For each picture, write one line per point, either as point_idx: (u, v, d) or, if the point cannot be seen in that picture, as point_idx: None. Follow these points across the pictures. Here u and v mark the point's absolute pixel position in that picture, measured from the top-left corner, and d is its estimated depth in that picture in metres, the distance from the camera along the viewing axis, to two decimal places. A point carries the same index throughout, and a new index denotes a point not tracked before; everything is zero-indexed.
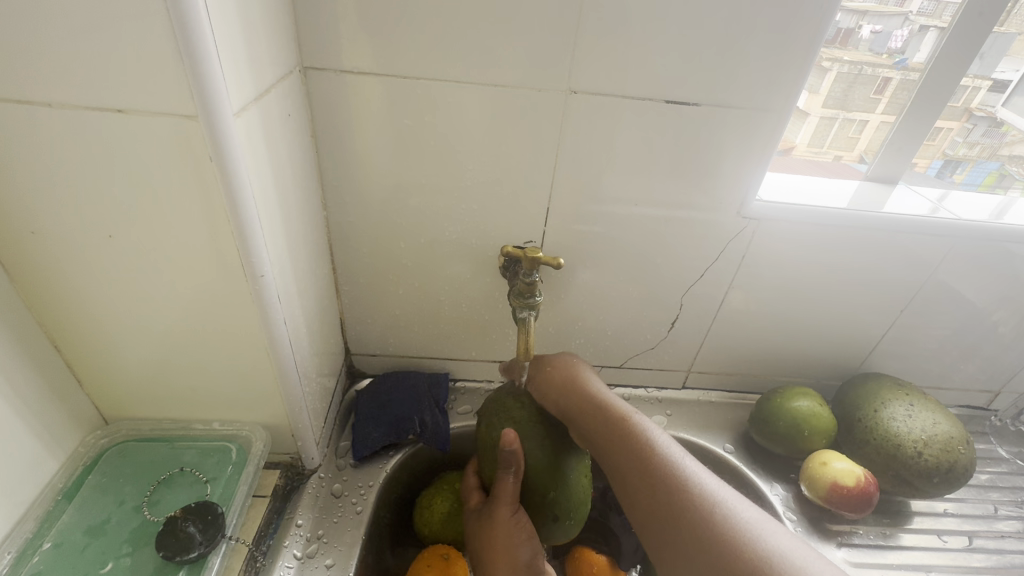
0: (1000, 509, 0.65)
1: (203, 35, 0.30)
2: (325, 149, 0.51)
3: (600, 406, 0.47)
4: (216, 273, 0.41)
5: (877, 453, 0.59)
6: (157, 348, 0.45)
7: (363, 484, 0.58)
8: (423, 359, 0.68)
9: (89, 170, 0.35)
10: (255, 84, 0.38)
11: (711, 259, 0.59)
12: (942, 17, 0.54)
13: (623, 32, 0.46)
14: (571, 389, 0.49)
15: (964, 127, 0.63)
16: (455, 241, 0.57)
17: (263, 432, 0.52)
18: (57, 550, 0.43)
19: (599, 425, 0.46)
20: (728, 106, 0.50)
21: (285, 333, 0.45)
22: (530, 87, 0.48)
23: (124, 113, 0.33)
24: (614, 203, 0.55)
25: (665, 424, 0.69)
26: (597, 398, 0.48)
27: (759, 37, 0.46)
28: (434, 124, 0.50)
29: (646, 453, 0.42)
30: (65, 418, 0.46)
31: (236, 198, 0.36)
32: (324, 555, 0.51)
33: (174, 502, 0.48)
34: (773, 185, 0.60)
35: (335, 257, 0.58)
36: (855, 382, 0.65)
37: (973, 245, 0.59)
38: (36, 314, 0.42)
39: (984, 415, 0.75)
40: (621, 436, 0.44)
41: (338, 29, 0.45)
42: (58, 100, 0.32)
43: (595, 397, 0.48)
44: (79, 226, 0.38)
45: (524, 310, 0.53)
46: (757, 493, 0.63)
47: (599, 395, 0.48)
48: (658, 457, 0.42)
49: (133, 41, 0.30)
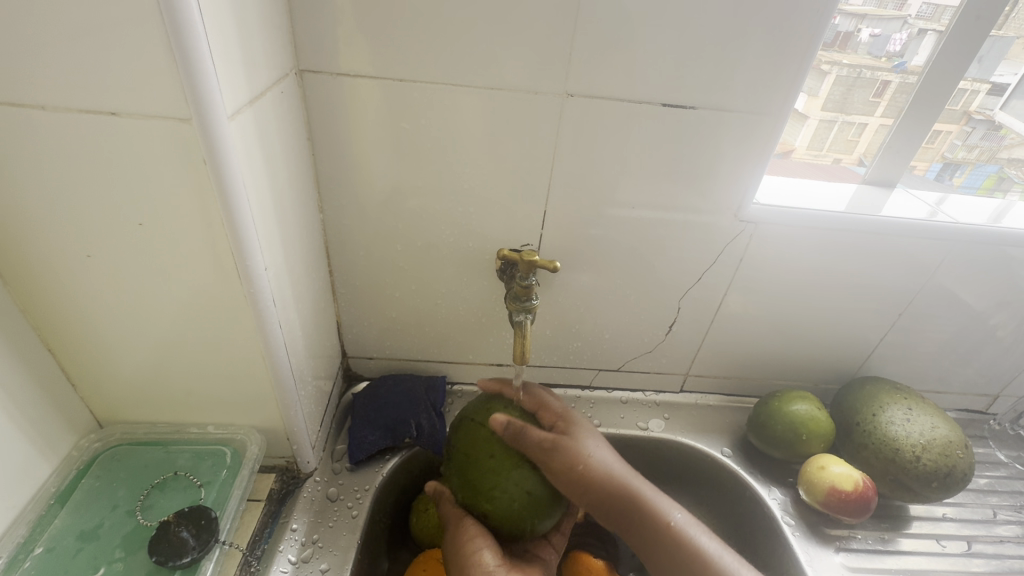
0: (998, 513, 0.65)
1: (195, 37, 0.30)
2: (320, 152, 0.51)
3: (648, 513, 0.49)
4: (211, 277, 0.40)
5: (875, 457, 0.59)
6: (151, 351, 0.45)
7: (358, 488, 0.57)
8: (420, 362, 0.68)
9: (85, 173, 0.35)
10: (250, 87, 0.37)
11: (709, 262, 0.59)
12: (941, 20, 0.55)
13: (620, 35, 0.46)
14: (606, 494, 0.49)
15: (963, 130, 0.63)
16: (452, 244, 0.57)
17: (259, 436, 0.52)
18: (48, 555, 0.43)
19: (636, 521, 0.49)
20: (725, 109, 0.50)
21: (280, 337, 0.45)
22: (527, 90, 0.48)
23: (117, 116, 0.33)
24: (611, 207, 0.55)
25: (663, 427, 0.69)
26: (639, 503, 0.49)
27: (757, 41, 0.46)
28: (430, 127, 0.50)
29: (690, 556, 0.47)
30: (58, 421, 0.46)
31: (229, 200, 0.36)
32: (319, 560, 0.51)
33: (168, 506, 0.48)
34: (770, 188, 0.60)
35: (331, 260, 0.58)
36: (853, 386, 0.65)
37: (971, 250, 0.59)
38: (28, 316, 0.42)
39: (984, 419, 0.75)
40: (670, 541, 0.48)
41: (334, 32, 0.45)
42: (50, 102, 0.32)
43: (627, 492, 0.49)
44: (71, 229, 0.38)
45: (521, 313, 0.53)
46: (755, 497, 0.63)
47: (638, 494, 0.49)
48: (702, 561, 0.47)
49: (126, 43, 0.30)
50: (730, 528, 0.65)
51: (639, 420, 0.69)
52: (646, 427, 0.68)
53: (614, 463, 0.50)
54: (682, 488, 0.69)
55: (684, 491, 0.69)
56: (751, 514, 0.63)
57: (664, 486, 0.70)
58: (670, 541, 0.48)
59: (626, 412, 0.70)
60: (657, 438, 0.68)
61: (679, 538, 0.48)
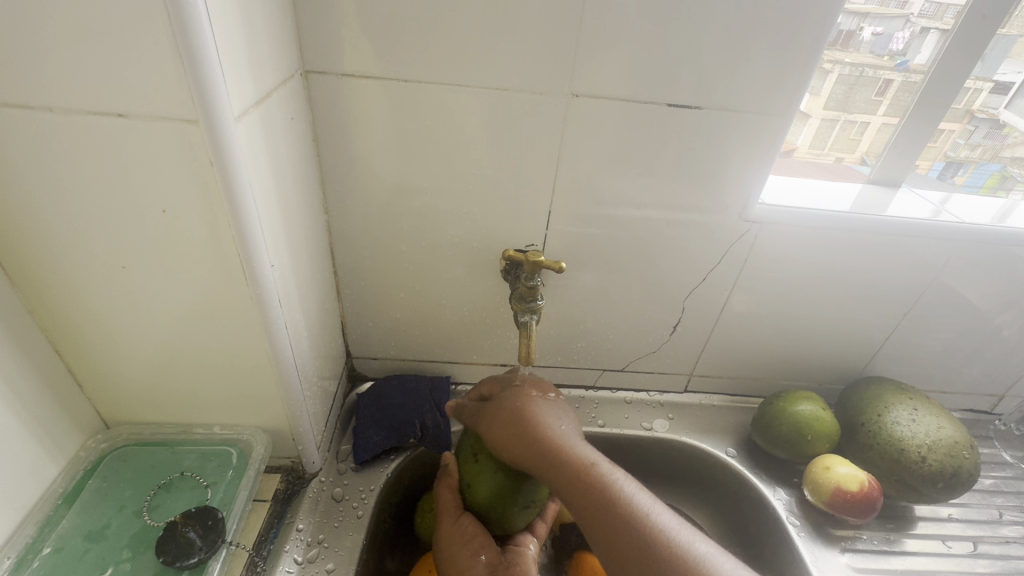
0: (1004, 514, 0.64)
1: (203, 39, 0.30)
2: (326, 152, 0.51)
3: (572, 462, 0.45)
4: (218, 278, 0.40)
5: (880, 458, 0.59)
6: (158, 352, 0.45)
7: (363, 488, 0.57)
8: (425, 363, 0.68)
9: (94, 175, 0.35)
10: (256, 89, 0.37)
11: (713, 262, 0.59)
12: (944, 19, 0.54)
13: (625, 35, 0.46)
14: (531, 449, 0.46)
15: (965, 128, 0.63)
16: (457, 245, 0.57)
17: (265, 436, 0.52)
18: (56, 555, 0.43)
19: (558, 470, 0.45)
20: (732, 109, 0.49)
21: (285, 337, 0.45)
22: (532, 91, 0.48)
23: (126, 118, 0.33)
24: (616, 207, 0.55)
25: (667, 427, 0.69)
26: (563, 453, 0.45)
27: (761, 42, 0.46)
28: (436, 127, 0.50)
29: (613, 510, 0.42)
30: (65, 422, 0.46)
31: (237, 201, 0.36)
32: (325, 560, 0.51)
33: (175, 506, 0.48)
34: (774, 188, 0.60)
35: (336, 260, 0.58)
36: (858, 386, 0.65)
37: (976, 249, 0.59)
38: (36, 317, 0.42)
39: (989, 419, 0.75)
40: (600, 495, 0.42)
41: (339, 33, 0.45)
42: (60, 104, 0.32)
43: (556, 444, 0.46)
44: (79, 231, 0.38)
45: (526, 314, 0.53)
46: (760, 498, 0.63)
47: (562, 444, 0.46)
48: (634, 526, 0.40)
49: (135, 46, 0.30)
50: (735, 528, 0.65)
51: (643, 421, 0.69)
52: (650, 427, 0.68)
53: (543, 419, 0.48)
54: (686, 488, 0.69)
55: (689, 491, 0.69)
56: (756, 514, 0.63)
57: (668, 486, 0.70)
58: (596, 498, 0.42)
59: (630, 412, 0.70)
60: (661, 439, 0.68)
61: (597, 486, 0.43)
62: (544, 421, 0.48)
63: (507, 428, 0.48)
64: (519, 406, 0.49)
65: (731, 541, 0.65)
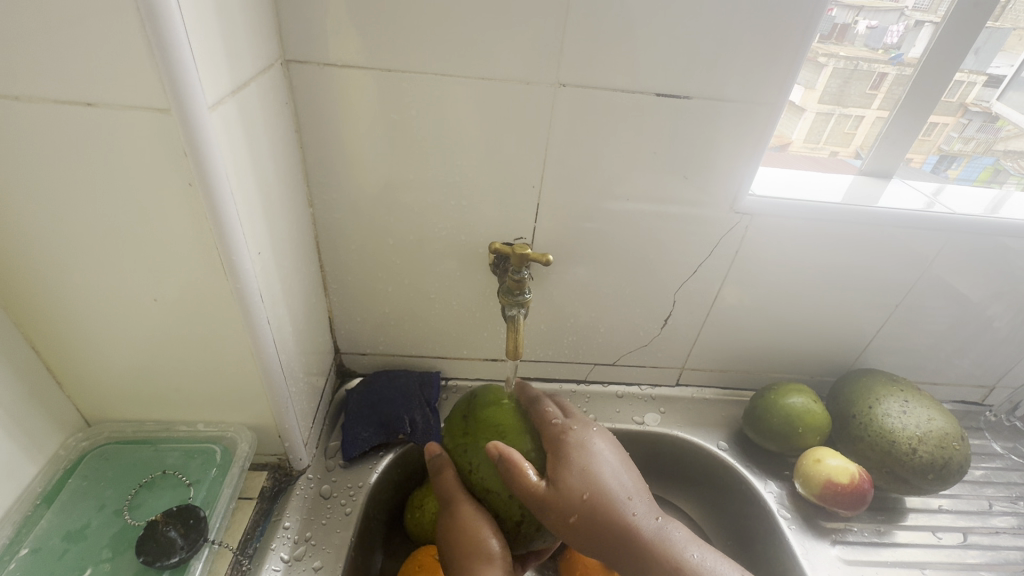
0: (994, 505, 0.65)
1: (172, 24, 0.29)
2: (308, 144, 0.50)
3: (663, 559, 0.45)
4: (197, 274, 0.40)
5: (871, 450, 0.59)
6: (137, 348, 0.44)
7: (352, 485, 0.57)
8: (414, 358, 0.67)
9: (62, 166, 0.34)
10: (232, 78, 0.37)
11: (704, 255, 0.59)
12: (937, 12, 0.54)
13: (611, 24, 0.45)
14: (613, 547, 0.45)
15: (959, 122, 0.62)
16: (444, 239, 0.57)
17: (249, 434, 0.51)
18: (34, 555, 0.42)
19: (646, 562, 0.45)
20: (721, 98, 0.49)
21: (268, 332, 0.45)
22: (518, 80, 0.47)
23: (94, 106, 0.32)
24: (605, 200, 0.55)
25: (659, 421, 0.68)
26: (648, 548, 0.45)
27: (748, 34, 0.46)
28: (421, 117, 0.49)
29: None
30: (44, 420, 0.45)
31: (213, 193, 0.35)
32: (312, 558, 0.50)
33: (156, 506, 0.47)
34: (765, 179, 0.60)
35: (321, 254, 0.57)
36: (849, 378, 0.65)
37: (968, 241, 0.58)
38: (9, 312, 0.41)
39: (980, 410, 0.75)
40: None
41: (320, 22, 0.44)
42: (25, 93, 0.31)
43: (639, 538, 0.45)
44: (50, 224, 0.37)
45: (514, 308, 0.53)
46: (751, 490, 0.63)
47: (643, 536, 0.45)
48: None
49: (101, 32, 0.29)
50: (725, 522, 0.65)
51: (634, 414, 0.69)
52: (642, 421, 0.68)
53: (618, 483, 0.47)
54: (678, 481, 0.69)
55: (681, 485, 0.68)
56: (747, 507, 0.63)
57: (661, 480, 0.69)
58: None
59: (621, 405, 0.69)
60: (652, 433, 0.67)
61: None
62: (619, 491, 0.46)
63: (583, 534, 0.45)
64: (592, 485, 0.46)
65: (722, 533, 0.65)
